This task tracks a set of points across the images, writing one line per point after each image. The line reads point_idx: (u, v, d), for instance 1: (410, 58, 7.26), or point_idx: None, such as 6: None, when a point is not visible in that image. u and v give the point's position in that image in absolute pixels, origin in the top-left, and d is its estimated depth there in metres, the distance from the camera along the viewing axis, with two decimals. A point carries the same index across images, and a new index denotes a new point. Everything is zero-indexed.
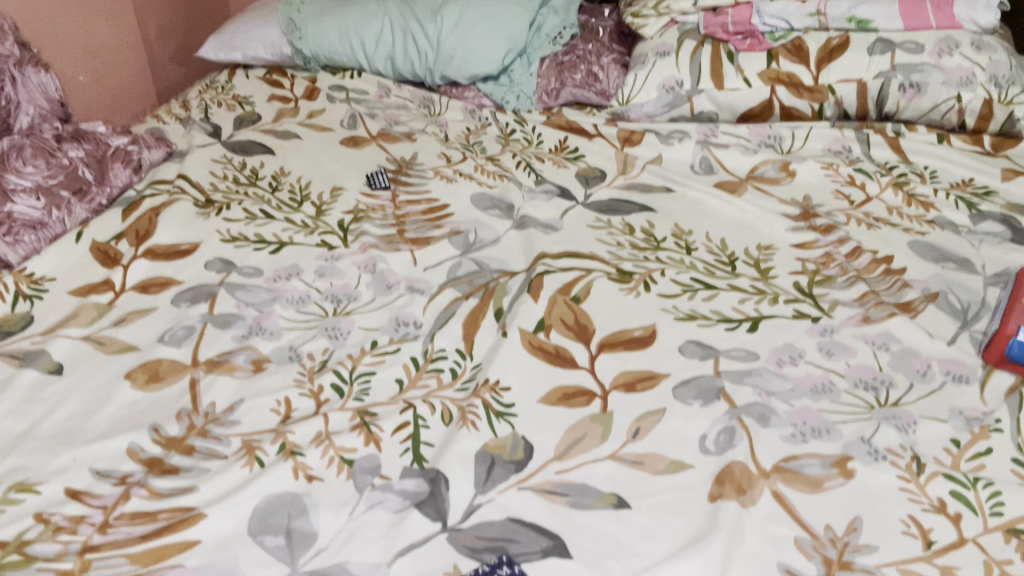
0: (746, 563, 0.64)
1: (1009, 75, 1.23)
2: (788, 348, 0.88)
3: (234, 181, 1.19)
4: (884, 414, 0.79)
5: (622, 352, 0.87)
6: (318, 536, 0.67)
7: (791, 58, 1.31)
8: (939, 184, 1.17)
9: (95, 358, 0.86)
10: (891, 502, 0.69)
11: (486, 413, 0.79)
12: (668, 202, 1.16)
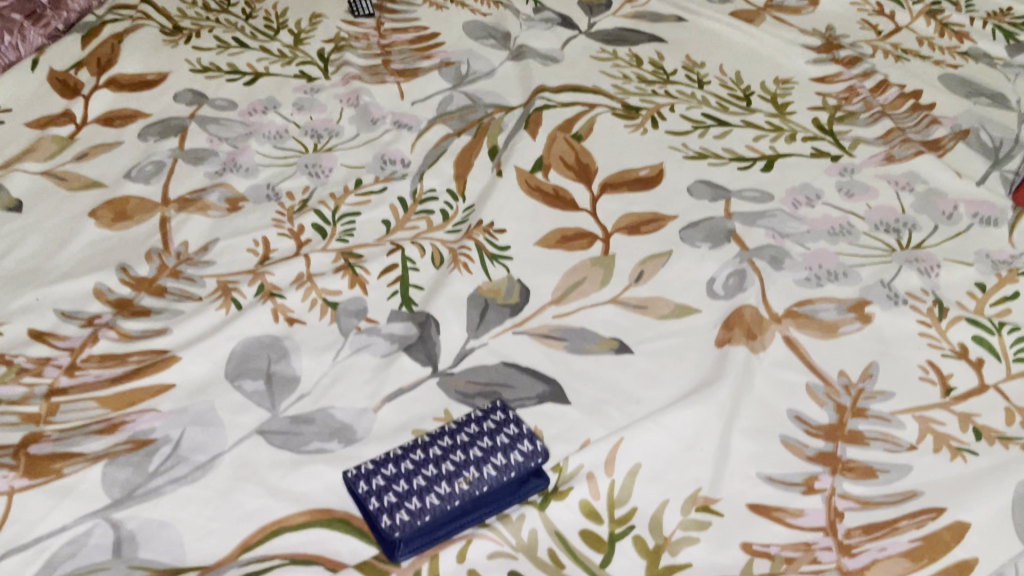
0: (756, 410, 0.60)
1: None
2: (805, 188, 0.81)
3: (203, 7, 1.09)
4: (906, 258, 0.73)
5: (626, 191, 0.81)
6: (300, 381, 0.63)
7: None
8: (976, 14, 1.07)
9: (57, 195, 0.79)
10: (910, 348, 0.65)
11: (480, 255, 0.73)
12: (679, 32, 1.06)
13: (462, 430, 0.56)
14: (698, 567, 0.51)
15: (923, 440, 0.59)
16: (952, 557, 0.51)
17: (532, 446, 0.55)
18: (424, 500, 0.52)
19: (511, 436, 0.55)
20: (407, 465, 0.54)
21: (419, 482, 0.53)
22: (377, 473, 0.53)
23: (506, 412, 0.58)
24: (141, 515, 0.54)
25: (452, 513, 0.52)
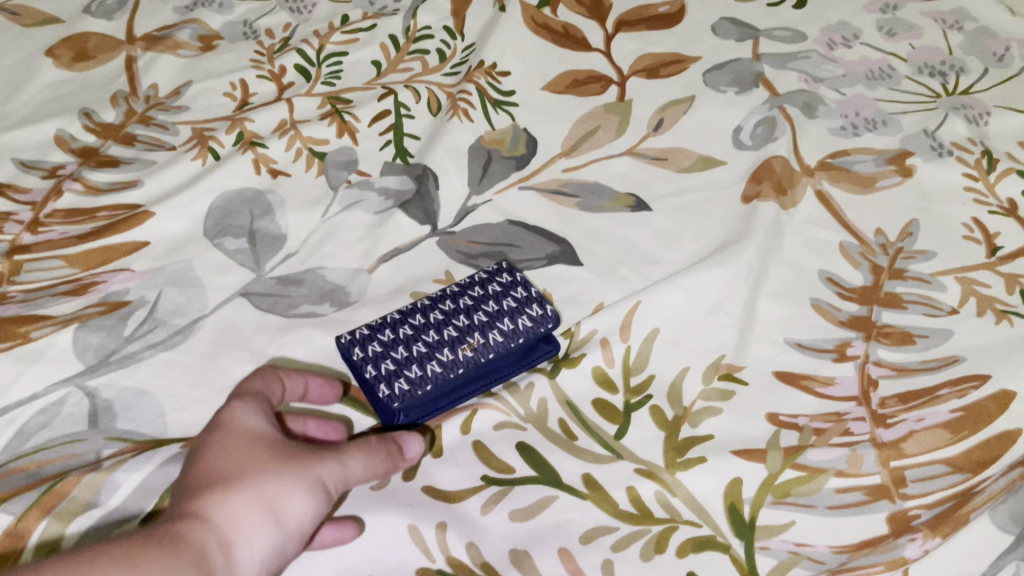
0: (784, 271, 0.55)
1: None
2: (841, 27, 0.73)
3: None
4: (952, 104, 0.66)
5: (643, 30, 0.72)
6: (286, 240, 0.57)
7: None
8: None
9: (9, 31, 0.71)
10: (953, 204, 0.59)
11: (481, 102, 0.66)
12: None
13: (465, 293, 0.52)
14: (720, 438, 0.48)
15: (965, 304, 0.54)
16: (995, 429, 0.47)
17: (542, 311, 0.51)
18: (426, 368, 0.49)
19: (519, 300, 0.52)
20: (406, 331, 0.50)
21: (420, 348, 0.49)
22: (373, 339, 0.49)
23: (512, 274, 0.54)
24: (118, 383, 0.49)
25: (455, 382, 0.49)
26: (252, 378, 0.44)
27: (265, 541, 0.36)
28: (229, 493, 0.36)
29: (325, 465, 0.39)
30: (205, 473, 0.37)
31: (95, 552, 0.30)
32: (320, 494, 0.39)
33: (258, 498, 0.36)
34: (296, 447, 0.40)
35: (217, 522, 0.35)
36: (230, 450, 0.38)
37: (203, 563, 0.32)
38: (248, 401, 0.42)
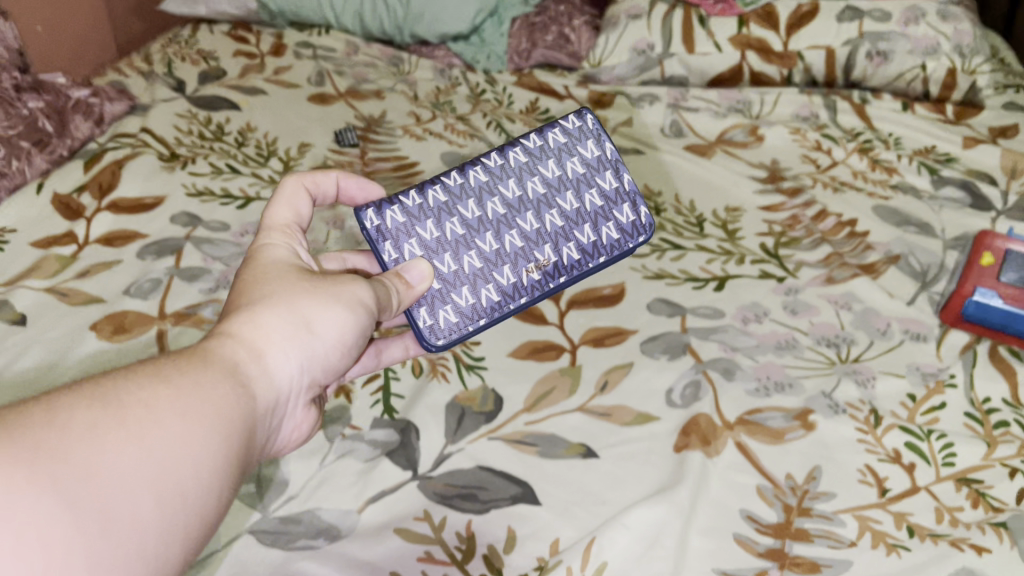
0: (711, 511, 0.66)
1: (972, 45, 1.26)
2: (754, 305, 0.88)
3: (199, 136, 1.16)
4: (845, 370, 0.80)
5: (591, 308, 0.87)
6: (288, 484, 0.68)
7: (762, 23, 1.31)
8: (903, 151, 1.16)
9: (59, 309, 0.85)
10: (851, 452, 0.71)
11: (457, 365, 0.80)
12: (637, 162, 1.14)
13: (538, 175, 0.66)
14: None
15: (862, 537, 0.64)
16: None
17: (628, 220, 0.68)
18: (478, 293, 0.63)
19: (603, 203, 0.67)
20: (457, 231, 0.63)
21: (477, 263, 0.63)
22: (413, 238, 0.62)
23: (598, 145, 0.68)
24: None
25: (507, 310, 0.64)
26: (271, 211, 0.58)
27: (298, 345, 0.48)
28: (260, 309, 0.47)
29: (347, 283, 0.53)
30: (241, 298, 0.49)
31: (126, 376, 0.37)
32: (330, 310, 0.50)
33: (277, 320, 0.47)
34: (312, 275, 0.52)
35: (244, 339, 0.45)
36: (263, 277, 0.51)
37: (224, 377, 0.41)
38: (275, 235, 0.56)
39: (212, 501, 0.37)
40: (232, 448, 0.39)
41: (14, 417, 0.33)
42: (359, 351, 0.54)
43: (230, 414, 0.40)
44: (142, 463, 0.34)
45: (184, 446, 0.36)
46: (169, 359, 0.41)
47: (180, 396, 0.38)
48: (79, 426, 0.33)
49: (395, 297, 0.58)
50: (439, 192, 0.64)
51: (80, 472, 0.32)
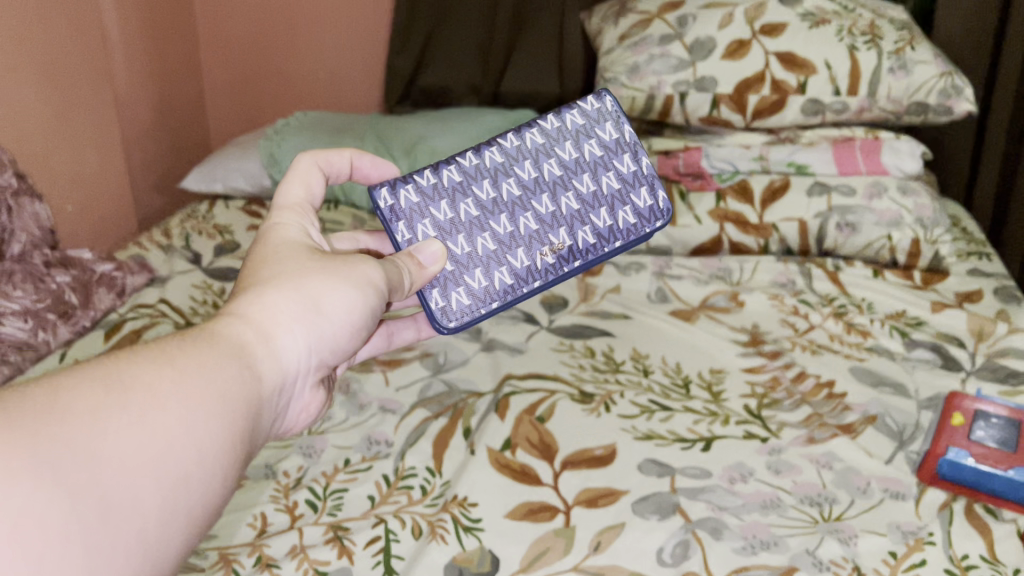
0: None
1: (932, 217, 1.37)
2: (739, 465, 0.92)
3: (214, 305, 1.23)
4: (828, 528, 0.83)
5: (584, 469, 0.91)
6: None
7: (737, 197, 1.43)
8: (876, 314, 1.24)
9: None
10: None
11: (455, 526, 0.83)
12: (625, 327, 1.21)
13: (556, 159, 0.78)
14: None
15: None
16: None
17: (642, 206, 0.80)
18: (490, 276, 0.75)
19: (618, 188, 0.79)
20: (472, 215, 0.75)
21: (490, 245, 0.75)
22: (428, 217, 0.74)
23: (617, 131, 0.80)
24: None
25: (518, 295, 0.76)
26: (285, 190, 0.67)
27: (301, 332, 0.54)
28: (267, 297, 0.54)
29: (352, 267, 0.60)
30: (251, 281, 0.56)
31: (136, 358, 0.43)
32: (333, 296, 0.57)
33: (281, 310, 0.54)
34: (319, 259, 0.59)
35: (250, 327, 0.51)
36: (271, 263, 0.58)
37: (227, 364, 0.47)
38: (284, 217, 0.64)
39: (212, 482, 0.43)
40: (232, 429, 0.45)
41: (28, 396, 0.38)
42: (365, 331, 0.61)
43: (231, 395, 0.46)
44: (142, 445, 0.39)
45: (184, 427, 0.42)
46: (177, 342, 0.46)
47: (182, 379, 0.43)
48: (84, 409, 0.39)
49: (404, 279, 0.66)
50: (455, 172, 0.76)
51: (82, 458, 0.37)
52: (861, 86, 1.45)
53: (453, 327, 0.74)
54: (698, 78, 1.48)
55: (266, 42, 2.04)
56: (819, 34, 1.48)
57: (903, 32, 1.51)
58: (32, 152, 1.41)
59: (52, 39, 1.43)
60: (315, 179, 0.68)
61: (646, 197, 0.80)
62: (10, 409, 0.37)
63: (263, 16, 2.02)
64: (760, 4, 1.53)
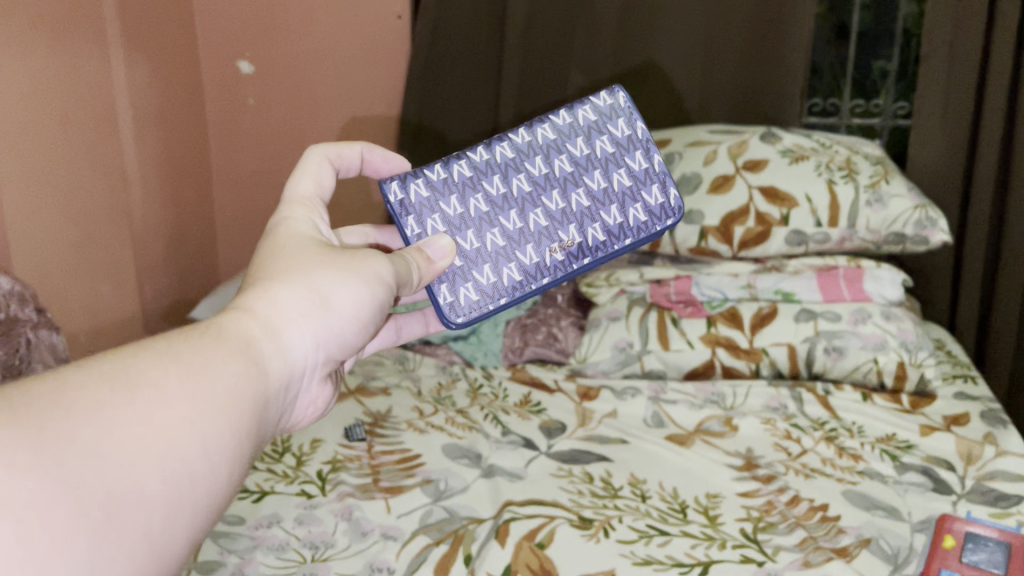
0: None
1: (916, 341, 1.42)
2: None
3: None
4: None
5: None
6: None
7: (727, 323, 1.48)
8: (866, 437, 1.27)
9: None
10: None
11: None
12: (622, 451, 1.24)
13: (567, 155, 0.84)
14: None
15: None
16: None
17: (654, 202, 0.85)
18: (500, 272, 0.81)
19: (631, 184, 0.85)
20: (483, 211, 0.82)
21: (500, 241, 0.81)
22: (439, 212, 0.81)
23: (630, 129, 0.86)
24: None
25: (529, 290, 0.81)
26: (294, 187, 0.74)
27: (311, 324, 0.57)
28: (276, 291, 0.57)
29: (358, 264, 0.63)
30: (263, 273, 0.59)
31: (144, 359, 0.45)
32: (341, 287, 0.60)
33: (290, 301, 0.57)
34: (326, 253, 0.63)
35: (259, 321, 0.54)
36: (279, 257, 0.61)
37: (235, 362, 0.49)
38: (292, 215, 0.69)
39: (219, 478, 0.45)
40: (237, 426, 0.47)
41: (34, 393, 0.40)
42: (372, 326, 0.64)
43: (238, 390, 0.48)
44: (149, 439, 0.41)
45: (187, 429, 0.43)
46: (187, 339, 0.49)
47: (188, 376, 0.46)
48: (90, 407, 0.41)
49: (413, 276, 0.71)
50: (465, 168, 0.83)
51: (86, 457, 0.39)
52: (841, 218, 1.53)
53: (461, 322, 0.81)
54: (686, 211, 1.57)
55: (274, 178, 2.15)
56: (798, 170, 1.58)
57: (877, 167, 1.61)
58: (53, 286, 1.47)
59: (76, 180, 1.53)
60: (325, 174, 0.77)
61: (658, 194, 0.86)
62: (14, 411, 0.38)
63: (273, 155, 2.14)
64: (741, 142, 1.64)
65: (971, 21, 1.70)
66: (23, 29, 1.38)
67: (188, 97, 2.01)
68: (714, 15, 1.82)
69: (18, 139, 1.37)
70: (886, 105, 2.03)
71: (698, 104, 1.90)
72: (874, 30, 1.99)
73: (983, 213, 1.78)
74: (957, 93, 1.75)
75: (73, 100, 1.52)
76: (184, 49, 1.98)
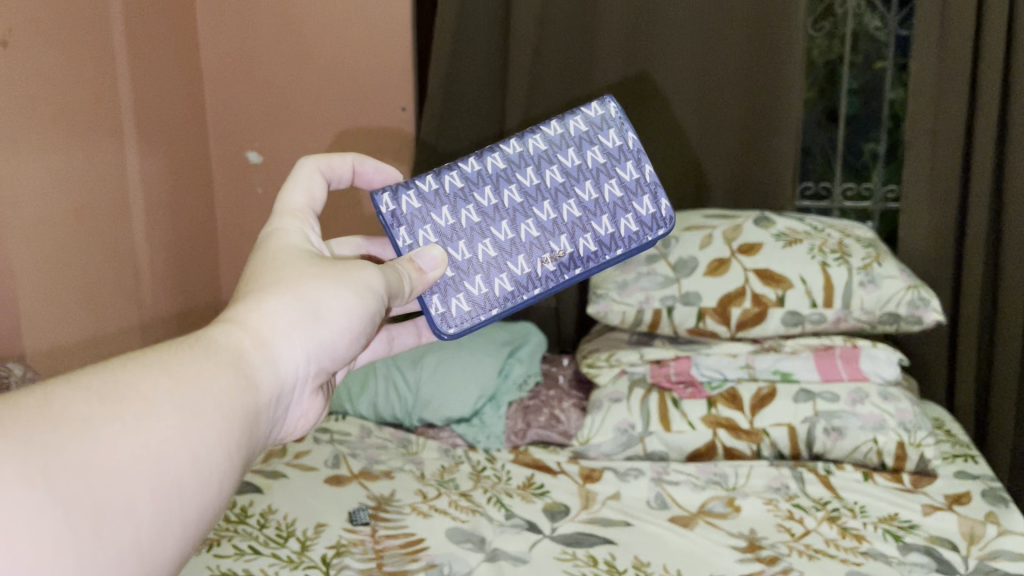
0: None
1: (914, 421, 1.44)
2: None
3: (224, 518, 1.25)
4: None
5: None
6: None
7: (727, 404, 1.50)
8: (869, 517, 1.27)
9: None
10: None
11: None
12: (626, 534, 1.24)
13: (558, 164, 0.90)
14: None
15: None
16: None
17: (645, 211, 0.90)
18: (491, 282, 0.86)
19: (622, 194, 0.90)
20: (475, 222, 0.87)
21: (491, 251, 0.86)
22: (430, 222, 0.87)
23: (622, 138, 0.92)
24: None
25: (522, 299, 0.86)
26: (288, 193, 0.78)
27: (301, 336, 0.60)
28: (268, 304, 0.59)
29: (349, 276, 0.66)
30: (256, 284, 0.62)
31: (135, 370, 0.47)
32: (331, 298, 0.63)
33: (282, 313, 0.59)
34: (317, 264, 0.66)
35: (251, 335, 0.56)
36: (271, 268, 0.64)
37: (227, 374, 0.51)
38: (283, 225, 0.72)
39: (209, 489, 0.47)
40: (229, 438, 0.49)
41: (23, 405, 0.41)
42: (362, 338, 0.67)
43: (228, 402, 0.50)
44: (140, 451, 0.43)
45: (178, 439, 0.45)
46: (179, 352, 0.51)
47: (178, 388, 0.47)
48: (78, 418, 0.42)
49: (401, 285, 0.75)
50: (457, 178, 0.88)
51: (75, 468, 0.40)
52: (835, 299, 1.57)
53: (452, 331, 0.86)
54: (683, 294, 1.60)
55: None
56: (792, 253, 1.62)
57: (869, 249, 1.65)
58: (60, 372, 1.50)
59: (88, 269, 1.57)
60: (315, 185, 0.80)
61: (649, 205, 0.91)
62: (9, 422, 0.40)
63: None
64: (736, 227, 1.69)
65: (954, 107, 1.77)
66: (46, 126, 1.45)
67: (197, 185, 2.08)
68: (704, 96, 1.91)
69: (32, 232, 1.41)
70: (876, 188, 2.09)
71: (694, 186, 1.96)
72: (862, 114, 2.06)
73: (975, 291, 1.82)
74: (944, 174, 1.81)
75: (87, 192, 1.57)
76: (195, 140, 2.06)
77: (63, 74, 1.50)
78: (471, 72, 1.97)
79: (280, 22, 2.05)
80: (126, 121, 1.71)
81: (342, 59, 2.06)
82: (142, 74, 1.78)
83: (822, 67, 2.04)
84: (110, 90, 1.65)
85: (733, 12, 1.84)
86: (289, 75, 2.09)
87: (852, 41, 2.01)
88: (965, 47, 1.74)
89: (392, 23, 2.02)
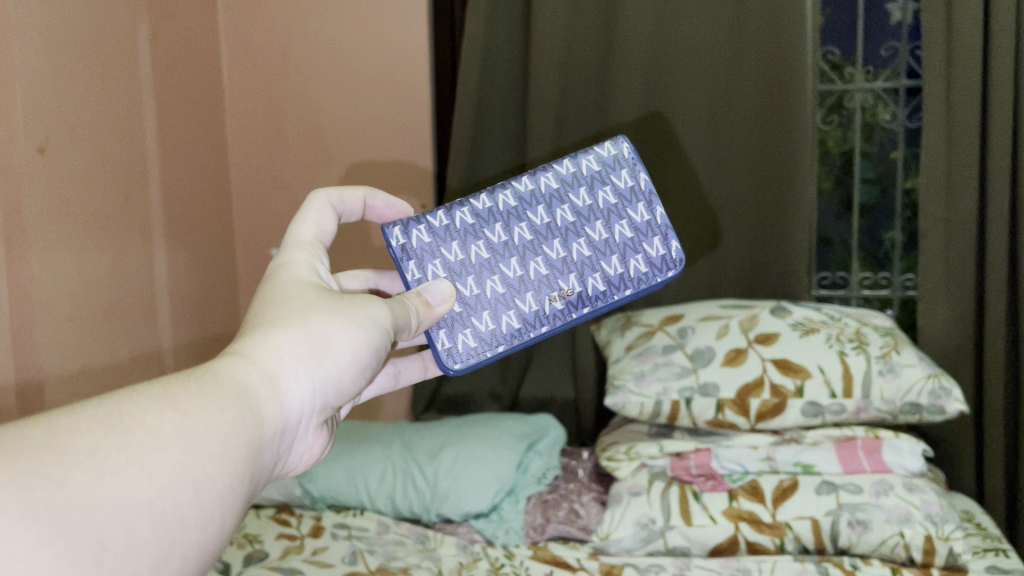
0: None
1: (940, 513, 1.41)
2: None
3: None
4: None
5: None
6: None
7: (749, 496, 1.48)
8: None
9: None
10: None
11: None
12: None
13: (569, 204, 0.92)
14: None
15: None
16: None
17: (655, 253, 0.92)
18: (497, 320, 0.88)
19: (633, 237, 0.92)
20: (485, 259, 0.89)
21: (500, 288, 0.89)
22: (438, 257, 0.89)
23: (632, 176, 0.94)
24: None
25: (529, 337, 0.88)
26: (298, 225, 0.80)
27: (309, 371, 0.61)
28: (276, 336, 0.61)
29: (355, 311, 0.68)
30: (270, 315, 0.64)
31: (137, 402, 0.48)
32: (337, 330, 0.64)
33: (289, 347, 0.61)
34: (325, 297, 0.68)
35: (258, 367, 0.58)
36: (279, 301, 0.66)
37: (232, 405, 0.52)
38: (295, 261, 0.74)
39: (208, 527, 0.47)
40: (230, 474, 0.50)
41: (29, 437, 0.43)
42: (368, 372, 0.68)
43: (231, 436, 0.51)
44: (141, 484, 0.44)
45: (178, 473, 0.46)
46: (186, 384, 0.52)
47: (184, 421, 0.49)
48: (82, 449, 0.43)
49: (410, 319, 0.77)
50: (467, 215, 0.91)
51: (76, 500, 0.41)
52: (854, 388, 1.56)
53: (458, 367, 0.88)
54: (701, 384, 1.59)
55: None
56: (810, 342, 1.62)
57: (887, 338, 1.65)
58: None
59: (111, 352, 1.63)
60: (326, 217, 0.83)
61: (659, 246, 0.93)
62: (15, 458, 0.41)
63: None
64: (751, 317, 1.70)
65: (963, 197, 1.79)
66: (78, 228, 1.52)
67: (218, 281, 2.14)
68: (718, 176, 1.95)
69: (62, 328, 1.47)
70: (894, 278, 2.10)
71: (708, 271, 2.00)
72: (879, 203, 2.08)
73: (999, 375, 1.80)
74: (959, 258, 1.82)
75: (116, 291, 1.64)
76: (218, 237, 2.15)
77: (93, 181, 1.57)
78: (489, 170, 2.06)
79: (304, 125, 2.17)
80: (153, 221, 1.80)
81: (363, 161, 2.15)
82: (168, 177, 1.86)
83: (837, 157, 2.08)
84: (141, 191, 1.74)
85: (746, 80, 1.89)
86: (313, 174, 2.19)
87: (863, 132, 2.05)
88: (971, 137, 1.77)
89: (410, 124, 2.11)
